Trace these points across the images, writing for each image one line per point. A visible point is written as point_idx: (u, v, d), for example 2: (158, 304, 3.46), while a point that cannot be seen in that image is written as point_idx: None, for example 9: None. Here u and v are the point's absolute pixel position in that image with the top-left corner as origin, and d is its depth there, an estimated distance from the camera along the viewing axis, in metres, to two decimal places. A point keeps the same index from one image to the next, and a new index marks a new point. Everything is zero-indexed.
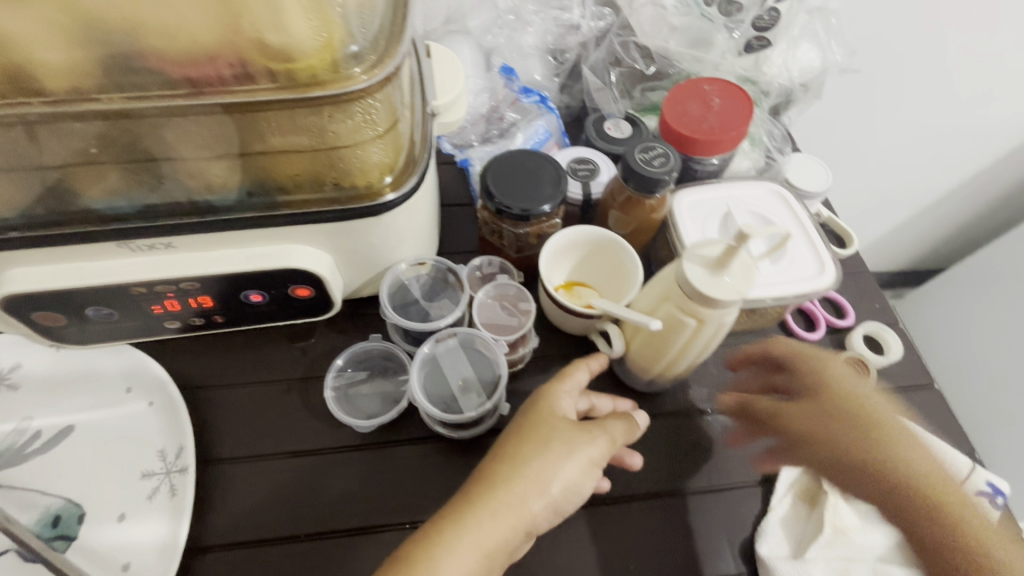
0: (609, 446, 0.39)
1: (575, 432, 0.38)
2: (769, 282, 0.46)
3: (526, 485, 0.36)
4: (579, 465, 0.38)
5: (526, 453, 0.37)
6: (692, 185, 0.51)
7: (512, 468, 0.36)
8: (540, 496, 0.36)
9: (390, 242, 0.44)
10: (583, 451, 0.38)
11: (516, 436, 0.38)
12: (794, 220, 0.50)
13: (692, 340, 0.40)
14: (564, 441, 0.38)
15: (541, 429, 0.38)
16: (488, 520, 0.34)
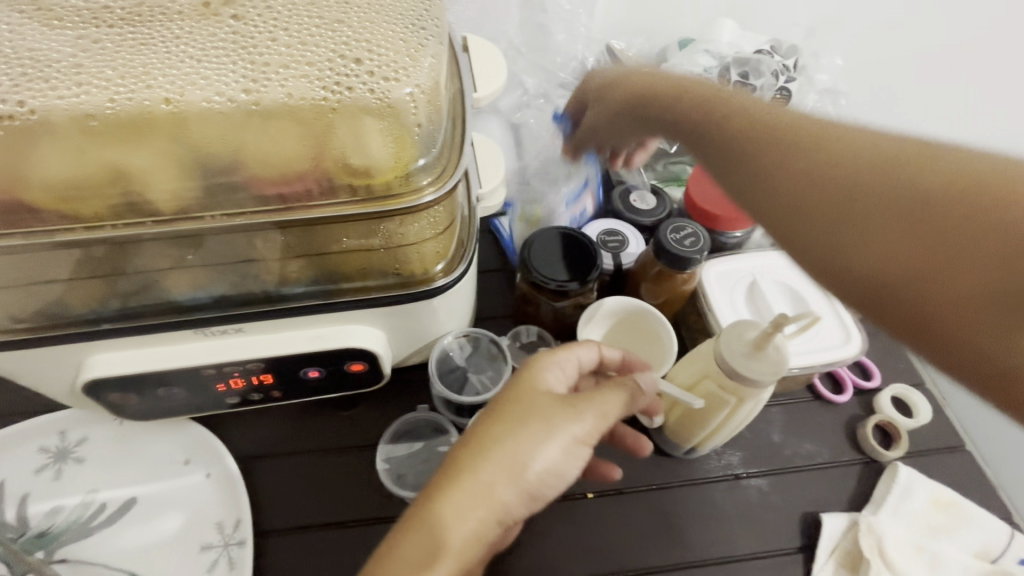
0: (594, 421, 0.37)
1: (554, 408, 0.36)
2: (798, 351, 0.48)
3: (495, 468, 0.33)
4: (558, 444, 0.35)
5: (495, 433, 0.34)
6: (717, 258, 0.54)
7: (481, 453, 0.33)
8: (510, 480, 0.33)
9: (440, 320, 0.47)
10: (562, 429, 0.35)
11: (488, 417, 0.35)
12: (818, 290, 0.53)
13: (732, 415, 0.42)
14: (539, 419, 0.35)
15: (516, 408, 0.35)
16: (452, 510, 0.31)
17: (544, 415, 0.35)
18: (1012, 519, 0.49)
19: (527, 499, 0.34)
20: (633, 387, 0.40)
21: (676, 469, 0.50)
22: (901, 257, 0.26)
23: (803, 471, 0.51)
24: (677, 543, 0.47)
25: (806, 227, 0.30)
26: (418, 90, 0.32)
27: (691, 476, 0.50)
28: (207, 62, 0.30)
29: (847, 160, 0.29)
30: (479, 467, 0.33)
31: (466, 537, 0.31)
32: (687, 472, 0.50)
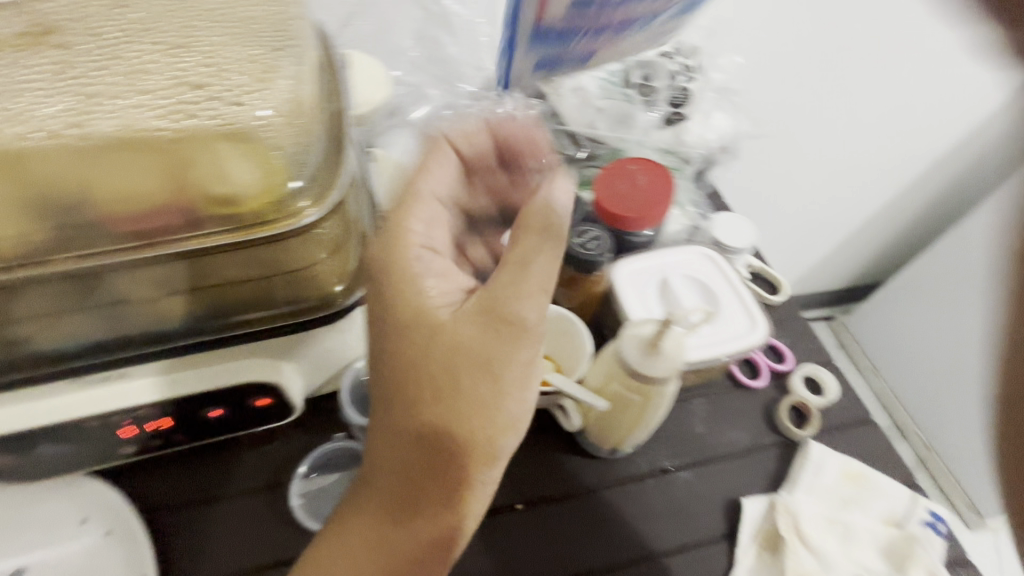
0: (527, 311, 0.37)
1: (475, 339, 0.36)
2: (707, 343, 0.50)
3: (453, 429, 0.36)
4: (505, 369, 0.36)
5: (404, 363, 0.37)
6: (629, 257, 0.56)
7: (428, 419, 0.36)
8: (439, 400, 0.36)
9: (347, 343, 0.46)
10: (495, 356, 0.36)
11: (416, 386, 0.36)
12: (725, 281, 0.54)
13: (642, 415, 0.42)
14: (464, 361, 0.36)
15: (436, 361, 0.36)
16: (397, 443, 0.36)
17: (445, 334, 0.36)
18: (916, 482, 0.52)
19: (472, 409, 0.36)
20: (560, 230, 0.38)
21: (603, 470, 0.51)
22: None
23: (725, 458, 0.52)
24: (608, 545, 0.47)
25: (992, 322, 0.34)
26: (275, 111, 0.31)
27: (619, 476, 0.50)
28: (33, 96, 0.28)
29: None
30: (398, 405, 0.36)
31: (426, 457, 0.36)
32: (615, 472, 0.51)
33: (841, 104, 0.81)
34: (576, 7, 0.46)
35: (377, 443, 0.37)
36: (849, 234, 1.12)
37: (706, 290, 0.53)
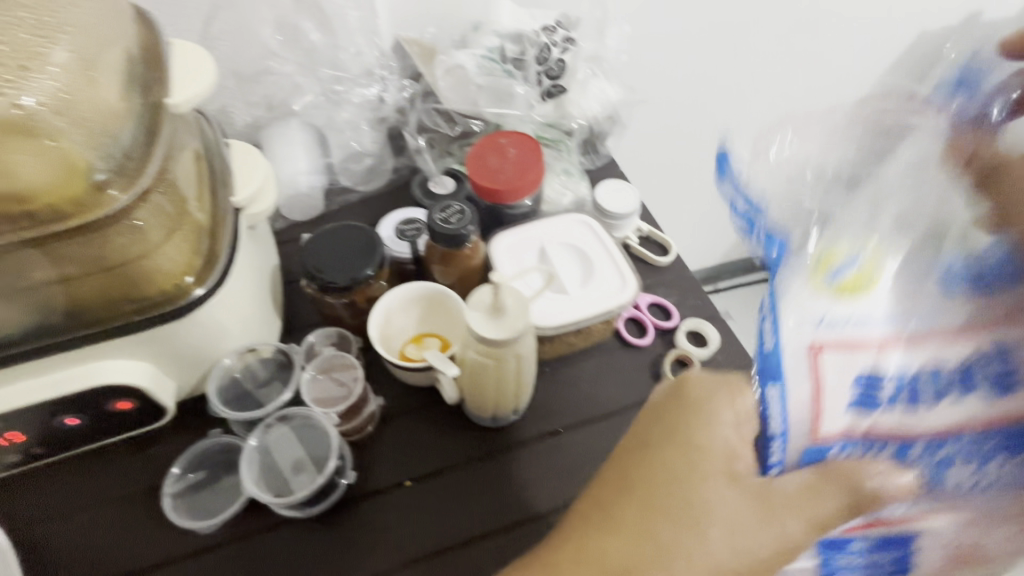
0: (803, 523, 0.32)
1: (729, 508, 0.33)
2: (579, 305, 0.51)
3: (650, 573, 0.32)
4: (726, 548, 0.32)
5: (650, 512, 0.33)
6: (508, 230, 0.56)
7: (632, 548, 0.32)
8: (752, 559, 0.32)
9: (210, 338, 0.45)
10: (725, 537, 0.32)
11: (643, 515, 0.33)
12: (600, 244, 0.55)
13: (502, 377, 0.42)
14: (700, 522, 0.33)
15: (686, 510, 0.33)
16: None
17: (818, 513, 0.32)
18: None
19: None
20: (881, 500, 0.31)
21: (492, 439, 0.51)
22: None
23: (612, 417, 0.54)
24: (496, 511, 0.48)
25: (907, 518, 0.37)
26: (42, 100, 0.33)
27: (509, 444, 0.51)
28: None
29: None
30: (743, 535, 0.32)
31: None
32: (504, 441, 0.51)
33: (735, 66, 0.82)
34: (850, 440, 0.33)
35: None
36: None
37: (581, 255, 0.55)
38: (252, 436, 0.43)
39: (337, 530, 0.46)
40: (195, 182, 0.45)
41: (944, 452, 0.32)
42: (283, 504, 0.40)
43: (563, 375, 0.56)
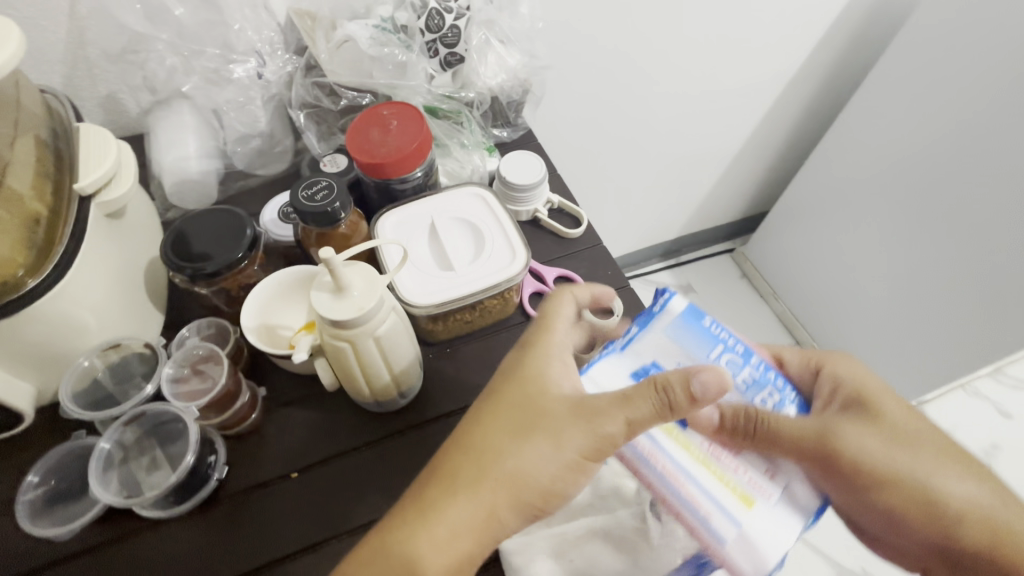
0: (618, 420, 0.36)
1: (556, 420, 0.37)
2: (466, 281, 0.49)
3: (489, 483, 0.36)
4: (557, 459, 0.37)
5: (495, 427, 0.38)
6: (397, 206, 0.54)
7: (473, 462, 0.37)
8: (569, 460, 0.37)
9: (60, 335, 0.43)
10: (563, 445, 0.37)
11: (488, 433, 0.38)
12: (492, 217, 0.53)
13: (363, 359, 0.41)
14: (538, 436, 0.37)
15: (521, 421, 0.38)
16: (534, 476, 0.37)
17: (635, 420, 0.36)
18: None
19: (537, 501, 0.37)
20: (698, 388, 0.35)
21: (384, 424, 0.50)
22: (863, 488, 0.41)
23: None
24: (386, 500, 0.46)
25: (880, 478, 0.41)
26: None
27: (401, 427, 0.50)
28: None
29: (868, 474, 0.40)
30: (570, 439, 0.37)
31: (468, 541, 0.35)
32: (396, 424, 0.50)
33: (657, 28, 0.79)
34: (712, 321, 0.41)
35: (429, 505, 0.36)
36: (704, 162, 1.15)
37: (471, 229, 0.53)
38: (109, 432, 0.43)
39: (212, 527, 0.44)
40: (24, 172, 0.43)
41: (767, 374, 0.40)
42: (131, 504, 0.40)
43: (463, 354, 0.54)
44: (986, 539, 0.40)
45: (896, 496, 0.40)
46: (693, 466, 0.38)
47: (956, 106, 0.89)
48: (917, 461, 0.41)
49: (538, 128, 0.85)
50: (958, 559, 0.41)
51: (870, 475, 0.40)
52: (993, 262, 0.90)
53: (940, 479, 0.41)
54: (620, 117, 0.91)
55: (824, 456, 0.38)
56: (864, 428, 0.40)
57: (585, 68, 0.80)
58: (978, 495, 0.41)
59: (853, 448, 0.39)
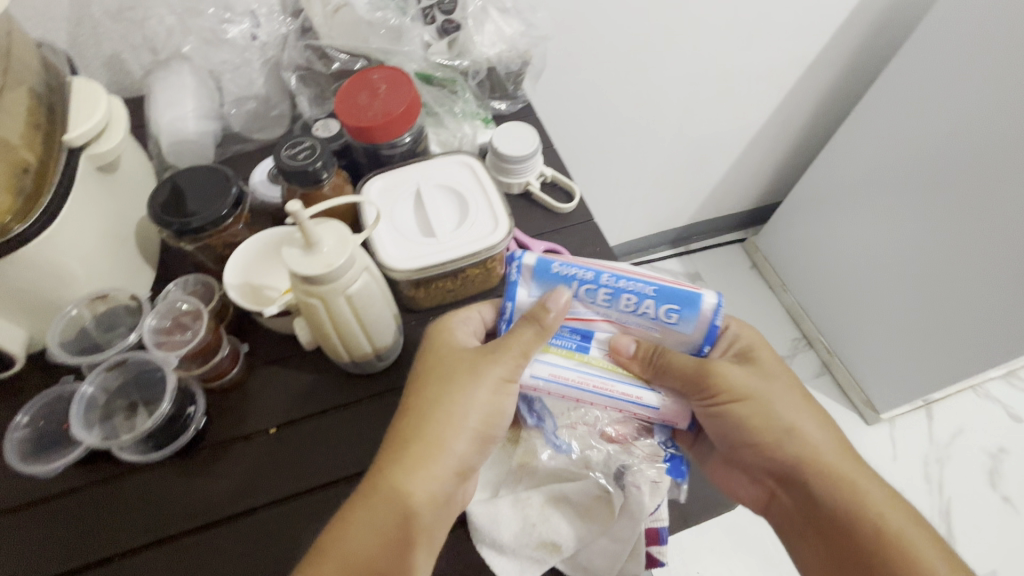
0: (510, 344, 0.42)
1: (473, 363, 0.43)
2: (447, 247, 0.49)
3: (437, 433, 0.41)
4: (487, 392, 0.42)
5: (425, 389, 0.43)
6: (384, 172, 0.54)
7: (419, 421, 0.41)
8: (494, 390, 0.42)
9: (51, 282, 0.44)
10: (487, 378, 0.42)
11: (422, 395, 0.42)
12: (477, 186, 0.53)
13: (335, 316, 0.42)
14: (462, 382, 0.42)
15: (448, 375, 0.43)
16: (472, 416, 0.42)
17: (522, 348, 0.42)
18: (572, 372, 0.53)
19: (478, 438, 0.42)
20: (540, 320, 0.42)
21: (361, 387, 0.50)
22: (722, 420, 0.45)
23: None
24: (360, 458, 0.47)
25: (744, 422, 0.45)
26: None
27: (377, 390, 0.50)
28: None
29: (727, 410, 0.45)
30: (485, 373, 0.42)
31: (436, 494, 0.40)
32: (372, 387, 0.50)
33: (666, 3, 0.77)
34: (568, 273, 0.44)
35: (394, 470, 0.40)
36: (716, 147, 1.12)
37: (455, 198, 0.53)
38: (88, 379, 0.45)
39: (188, 475, 0.45)
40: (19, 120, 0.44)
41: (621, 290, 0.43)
42: (105, 444, 0.42)
43: None
44: (810, 466, 0.43)
45: (743, 422, 0.45)
46: (607, 371, 0.45)
47: (978, 94, 0.85)
48: (771, 393, 0.45)
49: (540, 102, 0.85)
50: (791, 484, 0.45)
51: (725, 400, 0.44)
52: (1009, 261, 0.86)
53: (782, 412, 0.45)
54: (625, 96, 0.90)
55: (702, 377, 0.44)
56: (739, 366, 0.45)
57: (589, 42, 0.78)
58: (816, 436, 0.45)
59: (722, 380, 0.44)
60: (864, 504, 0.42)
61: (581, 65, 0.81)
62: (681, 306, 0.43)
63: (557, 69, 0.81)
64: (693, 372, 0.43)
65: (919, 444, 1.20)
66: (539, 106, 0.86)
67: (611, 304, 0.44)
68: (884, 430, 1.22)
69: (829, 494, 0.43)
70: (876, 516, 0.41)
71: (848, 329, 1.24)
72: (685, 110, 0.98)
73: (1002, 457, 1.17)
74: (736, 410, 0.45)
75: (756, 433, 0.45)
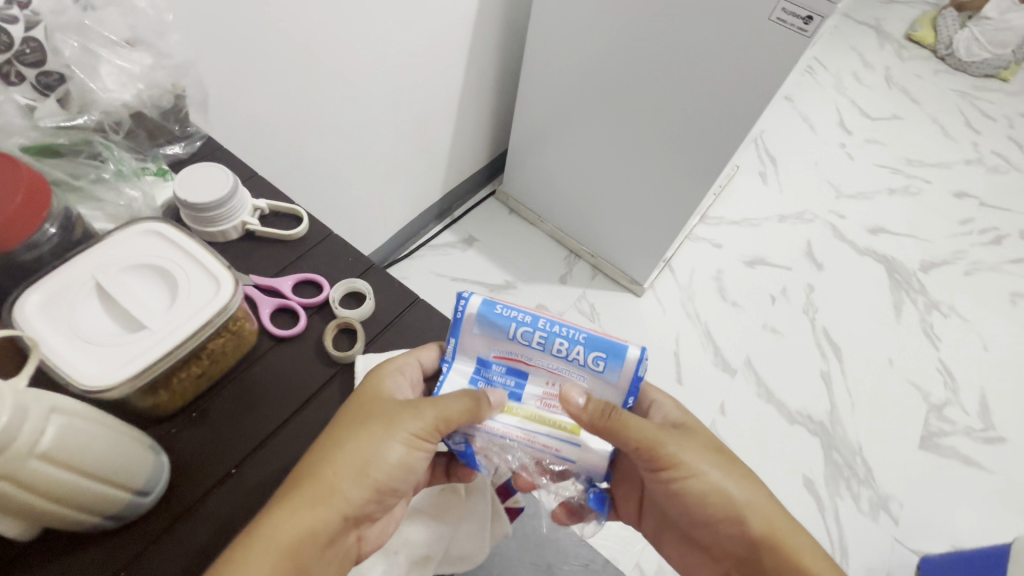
0: (431, 408, 0.47)
1: (397, 412, 0.47)
2: (165, 335, 0.41)
3: (331, 473, 0.45)
4: (398, 441, 0.47)
5: (333, 435, 0.46)
6: (38, 280, 0.42)
7: (316, 462, 0.45)
8: (403, 445, 0.47)
9: None
10: (401, 430, 0.47)
11: (334, 430, 0.47)
12: (176, 253, 0.45)
13: (40, 483, 0.32)
14: (375, 431, 0.47)
15: (362, 413, 0.47)
16: (380, 466, 0.46)
17: (445, 407, 0.46)
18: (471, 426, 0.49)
19: (375, 490, 0.46)
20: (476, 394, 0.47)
21: (145, 529, 0.43)
22: (670, 492, 0.53)
23: (287, 426, 0.49)
24: None
25: (689, 499, 0.53)
26: None
27: (166, 520, 0.43)
28: None
29: (675, 483, 0.53)
30: (400, 428, 0.47)
31: (311, 531, 0.43)
32: (160, 521, 0.43)
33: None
34: (509, 315, 0.49)
35: (280, 505, 0.43)
36: (430, 120, 1.17)
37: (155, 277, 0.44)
38: None
39: None
40: None
41: (554, 329, 0.49)
42: None
43: (215, 411, 0.48)
44: (755, 537, 0.52)
45: (688, 492, 0.53)
46: (534, 424, 0.50)
47: (602, 25, 1.05)
48: (717, 466, 0.54)
49: (228, 132, 0.76)
50: (738, 556, 0.53)
51: (672, 469, 0.52)
52: (666, 144, 1.12)
53: (729, 485, 0.53)
54: (317, 99, 0.86)
55: (648, 447, 0.51)
56: (686, 443, 0.53)
57: (250, 53, 0.71)
58: (754, 509, 0.53)
59: (670, 451, 0.52)
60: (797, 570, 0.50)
61: (253, 79, 0.74)
62: (608, 355, 0.48)
63: (225, 91, 0.72)
64: (634, 430, 0.49)
65: (676, 294, 1.52)
66: (227, 136, 0.76)
67: (544, 345, 0.49)
68: (652, 296, 1.51)
69: (768, 554, 0.51)
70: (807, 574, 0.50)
71: (597, 236, 1.47)
72: (384, 97, 0.99)
73: (722, 278, 1.56)
74: (682, 484, 0.53)
75: (704, 507, 0.53)
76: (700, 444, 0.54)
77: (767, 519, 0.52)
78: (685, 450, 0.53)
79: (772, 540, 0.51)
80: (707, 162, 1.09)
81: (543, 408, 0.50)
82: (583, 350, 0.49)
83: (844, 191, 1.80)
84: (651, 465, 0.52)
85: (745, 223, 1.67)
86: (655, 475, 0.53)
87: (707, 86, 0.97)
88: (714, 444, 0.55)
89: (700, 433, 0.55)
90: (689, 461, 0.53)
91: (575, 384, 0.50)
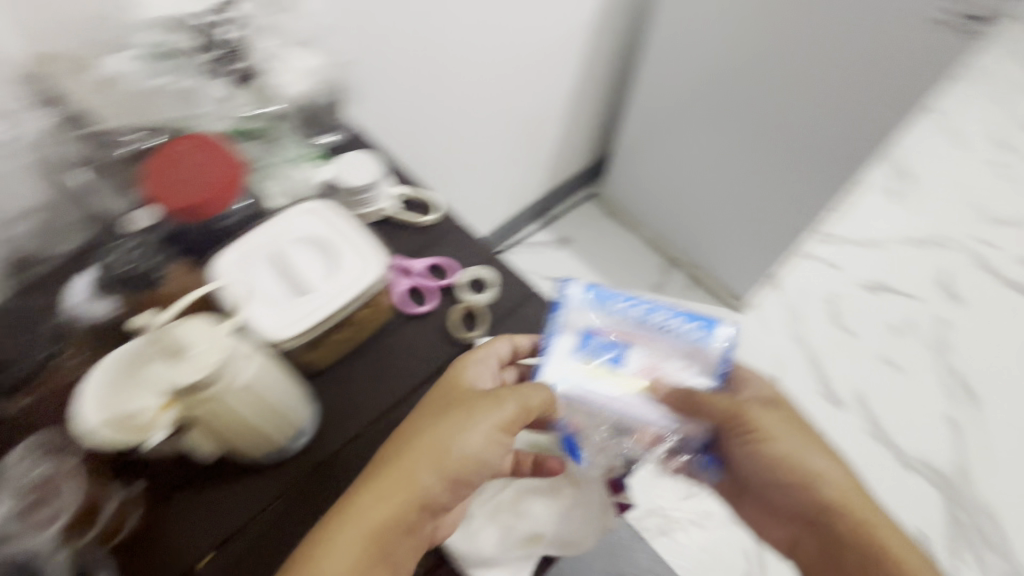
0: (513, 401, 0.48)
1: (481, 404, 0.48)
2: (325, 301, 0.47)
3: (411, 459, 0.45)
4: (479, 433, 0.47)
5: (418, 420, 0.48)
6: (229, 245, 0.49)
7: (401, 447, 0.46)
8: (484, 437, 0.47)
9: None
10: (482, 422, 0.48)
11: (419, 416, 0.49)
12: (335, 229, 0.50)
13: (235, 411, 0.39)
14: (455, 420, 0.47)
15: (445, 402, 0.49)
16: (460, 457, 0.46)
17: (524, 394, 0.48)
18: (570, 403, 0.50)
19: (451, 480, 0.47)
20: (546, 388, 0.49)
21: (294, 467, 0.49)
22: (747, 453, 0.53)
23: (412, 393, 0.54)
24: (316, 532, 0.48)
25: (767, 463, 0.52)
26: None
27: (312, 462, 0.49)
28: None
29: (753, 445, 0.52)
30: (482, 419, 0.48)
31: (393, 514, 0.44)
32: (306, 462, 0.49)
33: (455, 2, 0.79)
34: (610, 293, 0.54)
35: (369, 485, 0.44)
36: (543, 119, 1.20)
37: (317, 249, 0.50)
38: None
39: None
40: None
41: (652, 304, 0.53)
42: None
43: (354, 373, 0.53)
44: (833, 504, 0.51)
45: (768, 456, 0.52)
46: (633, 394, 0.50)
47: (733, 26, 1.01)
48: (795, 435, 0.53)
49: (367, 125, 0.83)
50: (813, 524, 0.52)
51: (752, 432, 0.52)
52: (790, 153, 1.05)
53: (807, 453, 0.53)
54: (445, 96, 0.92)
55: (730, 413, 0.51)
56: (767, 409, 0.53)
57: (395, 53, 0.78)
58: (831, 478, 0.52)
59: (751, 415, 0.52)
60: (875, 541, 0.49)
61: (395, 77, 0.81)
62: (705, 325, 0.52)
63: (370, 88, 0.79)
64: (718, 401, 0.51)
65: (781, 313, 1.42)
66: (367, 128, 0.83)
67: (647, 315, 0.52)
68: (754, 313, 1.43)
69: (845, 522, 0.50)
70: (885, 543, 0.49)
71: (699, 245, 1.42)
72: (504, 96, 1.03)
73: (836, 301, 1.44)
74: (762, 447, 0.52)
75: (783, 471, 0.52)
76: (779, 411, 0.54)
77: (844, 489, 0.52)
78: (767, 414, 0.53)
79: (850, 510, 0.51)
80: (835, 173, 1.01)
81: (642, 378, 0.51)
82: (681, 322, 0.52)
83: (994, 215, 1.58)
84: (731, 426, 0.52)
85: (870, 243, 1.52)
86: (733, 438, 0.53)
87: (846, 92, 0.90)
88: (792, 411, 0.55)
89: (780, 400, 0.55)
90: (769, 426, 0.52)
91: (674, 354, 0.52)
